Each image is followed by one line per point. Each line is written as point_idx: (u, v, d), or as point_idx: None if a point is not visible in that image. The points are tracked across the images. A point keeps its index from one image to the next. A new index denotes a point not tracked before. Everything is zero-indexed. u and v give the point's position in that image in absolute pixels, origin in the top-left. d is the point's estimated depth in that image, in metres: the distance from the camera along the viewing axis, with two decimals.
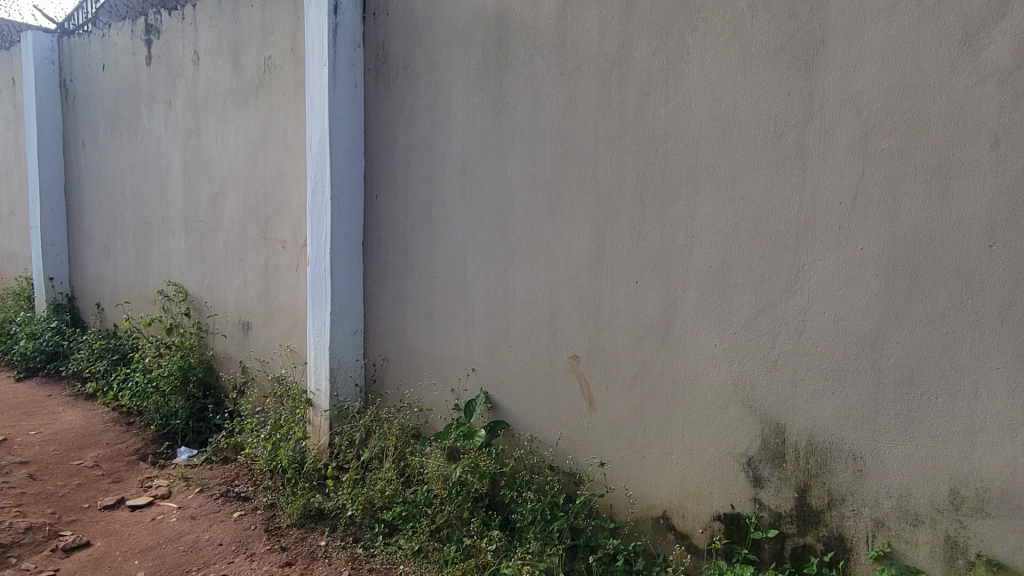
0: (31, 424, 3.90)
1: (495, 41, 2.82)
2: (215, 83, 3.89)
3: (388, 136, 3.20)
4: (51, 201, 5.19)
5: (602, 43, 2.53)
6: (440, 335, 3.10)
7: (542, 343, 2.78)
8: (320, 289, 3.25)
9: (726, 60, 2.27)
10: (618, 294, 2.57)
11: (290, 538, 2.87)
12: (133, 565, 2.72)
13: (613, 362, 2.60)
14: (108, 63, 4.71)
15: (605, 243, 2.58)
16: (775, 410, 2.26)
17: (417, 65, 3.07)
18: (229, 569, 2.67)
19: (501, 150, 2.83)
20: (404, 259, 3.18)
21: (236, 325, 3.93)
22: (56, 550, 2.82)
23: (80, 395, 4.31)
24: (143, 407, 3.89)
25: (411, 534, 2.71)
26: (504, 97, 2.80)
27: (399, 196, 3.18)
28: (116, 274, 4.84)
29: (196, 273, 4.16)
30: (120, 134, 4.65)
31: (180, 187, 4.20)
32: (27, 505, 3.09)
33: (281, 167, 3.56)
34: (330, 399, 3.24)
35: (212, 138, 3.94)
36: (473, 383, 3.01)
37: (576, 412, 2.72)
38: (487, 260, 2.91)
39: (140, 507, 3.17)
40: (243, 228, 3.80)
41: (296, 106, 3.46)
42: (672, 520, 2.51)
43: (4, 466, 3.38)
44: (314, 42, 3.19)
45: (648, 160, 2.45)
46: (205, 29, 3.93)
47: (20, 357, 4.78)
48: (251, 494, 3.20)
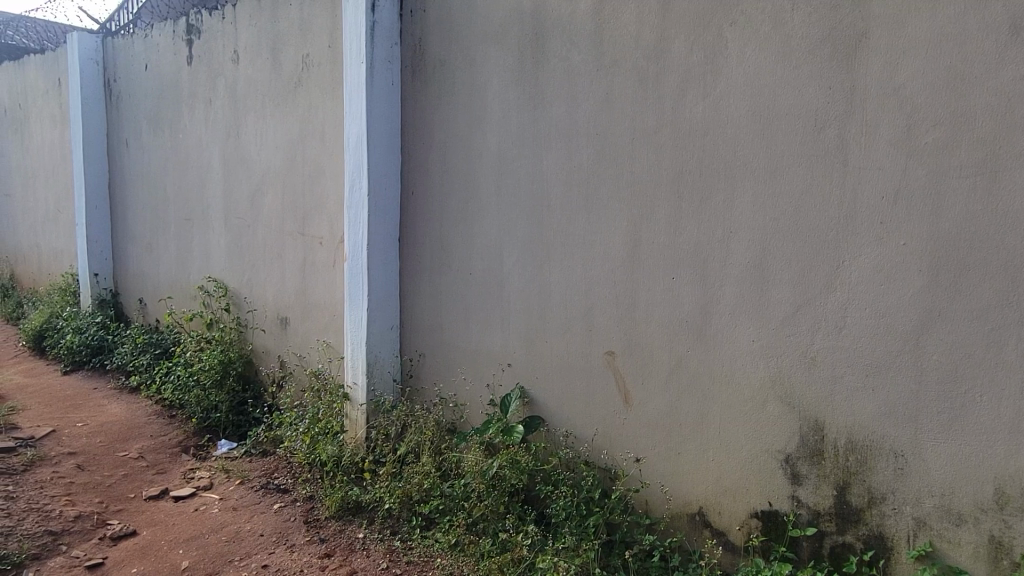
0: (78, 416, 4.02)
1: (532, 37, 2.83)
2: (254, 81, 3.96)
3: (424, 132, 3.23)
4: (96, 199, 5.31)
5: (639, 37, 2.53)
6: (475, 331, 3.13)
7: (577, 339, 2.80)
8: (357, 285, 3.30)
9: (766, 54, 2.25)
10: (653, 291, 2.57)
11: (329, 530, 2.92)
12: (178, 554, 2.79)
13: (650, 358, 2.60)
14: (150, 64, 4.80)
15: (641, 239, 2.58)
16: (815, 407, 2.24)
17: (454, 62, 3.09)
18: (271, 560, 2.73)
19: (537, 146, 2.84)
20: (440, 256, 3.21)
21: (275, 321, 3.99)
22: (104, 538, 2.91)
23: (124, 389, 4.42)
24: (185, 400, 3.97)
25: (448, 527, 2.75)
26: (540, 93, 2.81)
27: (435, 193, 3.21)
28: (158, 270, 4.94)
29: (236, 269, 4.23)
30: (162, 133, 4.75)
31: (220, 184, 4.28)
32: (76, 494, 3.19)
33: (319, 164, 3.60)
34: (367, 392, 3.28)
35: (251, 136, 4.01)
36: (509, 379, 3.03)
37: (611, 408, 2.73)
38: (523, 256, 2.93)
39: (183, 498, 3.25)
40: (281, 224, 3.86)
41: (334, 104, 3.50)
42: (708, 517, 2.51)
43: (53, 457, 3.49)
44: (352, 40, 3.22)
45: (685, 156, 2.45)
46: (245, 29, 4.00)
47: (66, 351, 4.92)
48: (290, 486, 3.26)
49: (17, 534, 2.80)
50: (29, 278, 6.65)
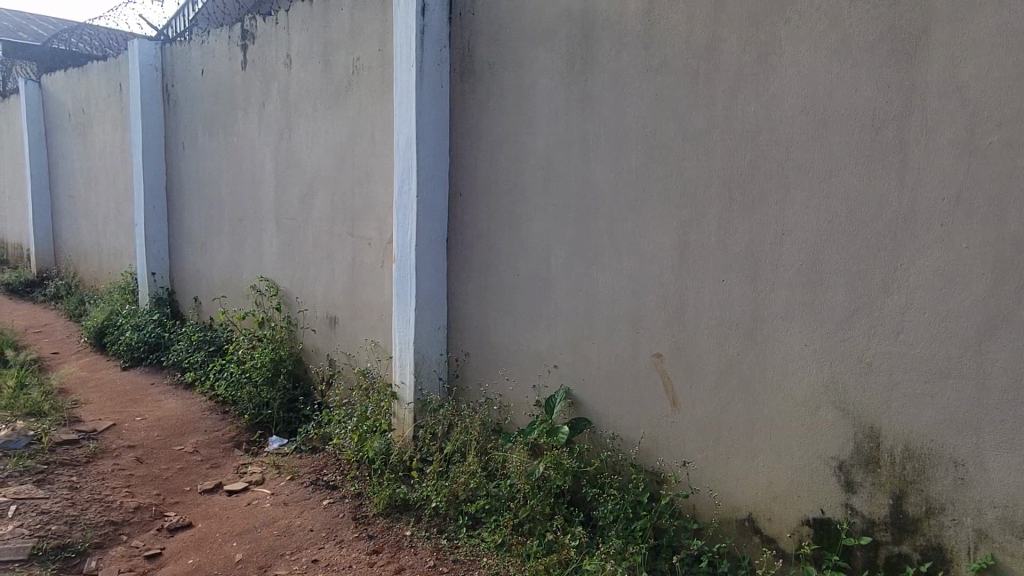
0: (137, 410, 4.16)
1: (581, 39, 2.82)
2: (306, 85, 4.04)
3: (472, 134, 3.25)
4: (154, 200, 5.48)
5: (690, 38, 2.50)
6: (522, 332, 3.13)
7: (624, 342, 2.78)
8: (405, 285, 3.34)
9: (822, 54, 2.21)
10: (703, 293, 2.54)
11: (377, 527, 2.96)
12: (232, 546, 2.87)
13: (698, 361, 2.57)
14: (207, 69, 4.94)
15: (690, 240, 2.56)
16: (870, 414, 2.19)
17: (502, 65, 3.10)
18: (320, 555, 2.78)
19: (586, 148, 2.83)
20: (487, 257, 3.23)
21: (324, 320, 4.06)
22: (162, 529, 3.00)
23: (180, 385, 4.55)
24: (237, 397, 4.07)
25: (495, 527, 2.76)
26: (589, 95, 2.81)
27: (482, 194, 3.23)
28: (212, 269, 5.07)
29: (287, 269, 4.32)
30: (217, 135, 4.88)
31: (273, 186, 4.38)
32: (135, 486, 3.30)
33: (369, 166, 3.66)
34: (414, 392, 3.32)
35: (303, 138, 4.09)
36: (555, 380, 3.04)
37: (659, 411, 2.70)
38: (570, 258, 2.92)
39: (237, 492, 3.33)
40: (332, 225, 3.93)
41: (384, 108, 3.55)
42: (759, 523, 2.47)
43: (114, 449, 3.62)
44: (402, 44, 3.26)
45: (737, 157, 2.42)
46: (298, 35, 4.08)
47: (126, 348, 5.10)
48: (339, 483, 3.32)
49: (81, 524, 2.91)
50: (91, 277, 6.90)
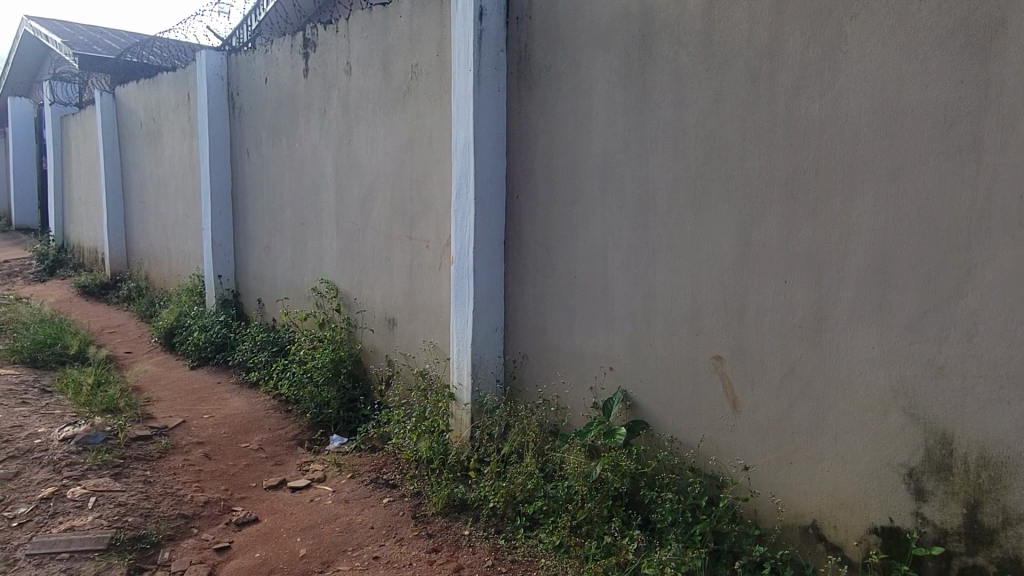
0: (205, 408, 4.31)
1: (638, 39, 2.81)
2: (366, 91, 4.12)
3: (529, 137, 3.26)
4: (220, 205, 5.67)
5: (752, 36, 2.47)
6: (579, 334, 3.13)
7: (683, 344, 2.75)
8: (463, 286, 3.37)
9: (890, 50, 2.15)
10: (764, 294, 2.50)
11: (436, 526, 3.00)
12: (297, 541, 2.94)
13: (760, 363, 2.53)
14: (270, 77, 5.08)
15: (751, 241, 2.52)
16: (942, 420, 2.12)
17: (559, 67, 3.11)
18: (381, 552, 2.84)
19: (644, 149, 2.82)
20: (544, 258, 3.24)
21: (383, 322, 4.13)
22: (230, 523, 3.10)
23: (245, 383, 4.70)
24: (300, 396, 4.18)
25: (552, 528, 2.77)
26: (647, 96, 2.79)
27: (539, 196, 3.24)
28: (275, 272, 5.21)
29: (347, 271, 4.41)
30: (280, 141, 5.02)
31: (333, 190, 4.48)
32: (204, 481, 3.42)
33: (427, 169, 3.71)
34: (472, 392, 3.35)
35: (363, 143, 4.18)
36: (612, 382, 3.02)
37: (719, 415, 2.67)
38: (628, 260, 2.91)
39: (300, 488, 3.42)
40: (391, 228, 4.00)
41: (442, 112, 3.60)
42: (823, 530, 2.41)
43: (184, 446, 3.76)
44: (460, 49, 3.30)
45: (800, 156, 2.37)
46: (358, 42, 4.16)
47: (194, 347, 5.29)
48: (399, 481, 3.37)
49: (155, 516, 3.03)
50: (161, 279, 7.18)
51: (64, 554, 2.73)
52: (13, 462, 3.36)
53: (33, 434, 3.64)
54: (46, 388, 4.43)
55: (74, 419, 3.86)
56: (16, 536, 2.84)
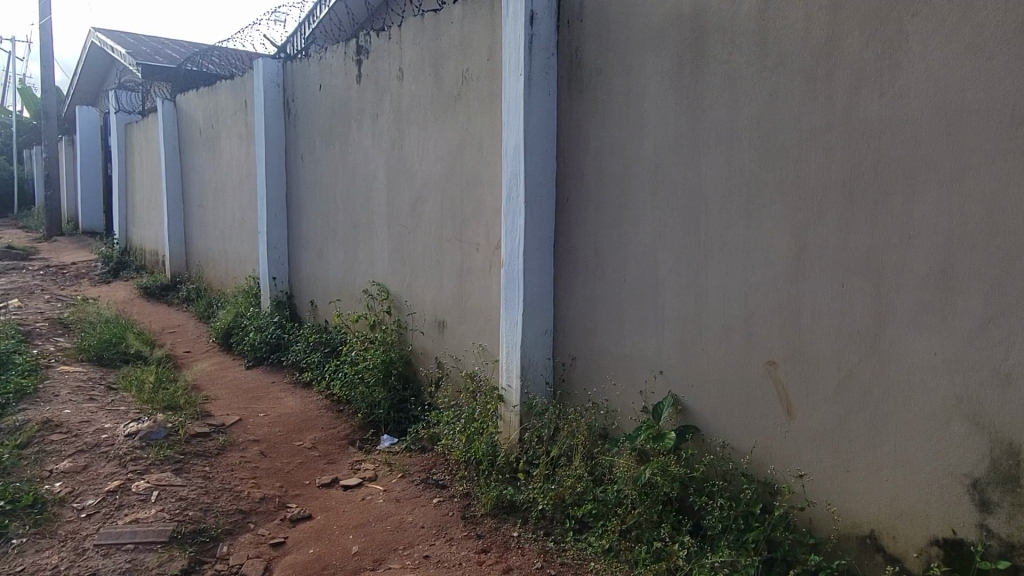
0: (261, 406, 4.43)
1: (691, 41, 2.79)
2: (417, 96, 4.18)
3: (579, 140, 3.27)
4: (276, 209, 5.81)
5: (808, 35, 2.43)
6: (629, 337, 3.12)
7: (736, 349, 2.72)
8: (513, 289, 3.39)
9: (953, 48, 2.10)
10: (820, 298, 2.45)
11: (485, 527, 3.03)
12: (349, 539, 3.00)
13: (815, 368, 2.49)
14: (324, 83, 5.19)
15: (807, 245, 2.48)
16: (1009, 430, 2.04)
17: (610, 70, 3.11)
18: (431, 551, 2.87)
19: (696, 152, 2.80)
20: (594, 261, 3.24)
21: (433, 324, 4.18)
22: (285, 519, 3.18)
23: (299, 383, 4.81)
24: (352, 396, 4.26)
25: (602, 532, 2.76)
26: (699, 98, 2.77)
27: (589, 199, 3.24)
28: (328, 274, 5.32)
29: (398, 274, 4.47)
30: (333, 146, 5.12)
31: (385, 194, 4.56)
32: (260, 478, 3.52)
33: (477, 173, 3.74)
34: (521, 395, 3.36)
35: (414, 148, 4.24)
36: (662, 386, 3.00)
37: (773, 421, 2.63)
38: (679, 264, 2.89)
39: (352, 487, 3.49)
40: (441, 231, 4.05)
41: (492, 116, 3.63)
42: (882, 541, 2.36)
43: (241, 443, 3.88)
44: (511, 53, 3.32)
45: (858, 157, 2.32)
46: (410, 48, 4.23)
47: (250, 348, 5.44)
48: (448, 482, 3.41)
49: (214, 511, 3.13)
50: (218, 281, 7.39)
51: (129, 545, 2.83)
52: (81, 456, 3.51)
53: (100, 429, 3.79)
54: (112, 385, 4.60)
55: (138, 415, 4.01)
56: (85, 527, 2.96)
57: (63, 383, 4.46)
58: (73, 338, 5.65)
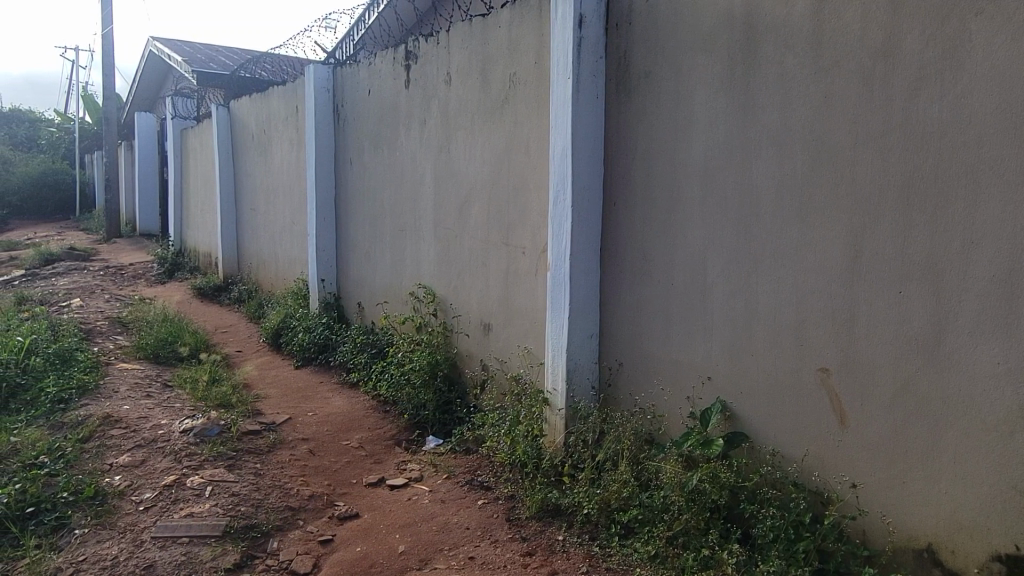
0: (310, 406, 4.51)
1: (743, 43, 2.76)
2: (465, 100, 4.21)
3: (627, 144, 3.25)
4: (325, 212, 5.91)
5: (864, 35, 2.38)
6: (677, 342, 3.09)
7: (787, 355, 2.67)
8: (559, 292, 3.39)
9: (1018, 47, 2.03)
10: (876, 303, 2.40)
11: (530, 529, 3.03)
12: (395, 538, 3.03)
13: (870, 376, 2.43)
14: (373, 88, 5.27)
15: (863, 250, 2.42)
16: None
17: (659, 73, 3.09)
18: (476, 553, 2.88)
19: (747, 155, 2.76)
20: (641, 265, 3.22)
21: (478, 326, 4.20)
22: (333, 517, 3.23)
23: (346, 383, 4.89)
24: (398, 397, 4.31)
25: (647, 538, 2.74)
26: (751, 101, 2.73)
27: (637, 203, 3.22)
28: (375, 276, 5.39)
29: (444, 277, 4.51)
30: (382, 150, 5.19)
31: (432, 197, 4.60)
32: (309, 476, 3.58)
33: (524, 177, 3.76)
34: (567, 398, 3.36)
35: (461, 151, 4.27)
36: (710, 392, 2.97)
37: (825, 429, 2.57)
38: (728, 268, 2.85)
39: (398, 487, 3.53)
40: (487, 234, 4.07)
41: (540, 120, 3.64)
42: (939, 555, 2.29)
43: (291, 441, 3.95)
44: (560, 56, 3.32)
45: (917, 160, 2.27)
46: (458, 53, 4.27)
47: (299, 348, 5.55)
48: (493, 484, 3.43)
49: (265, 507, 3.20)
50: (268, 282, 7.55)
51: (184, 538, 2.91)
52: (139, 451, 3.62)
53: (156, 425, 3.91)
54: (168, 382, 4.74)
55: (193, 412, 4.12)
56: (142, 520, 3.05)
57: (122, 380, 4.62)
58: (131, 336, 5.85)
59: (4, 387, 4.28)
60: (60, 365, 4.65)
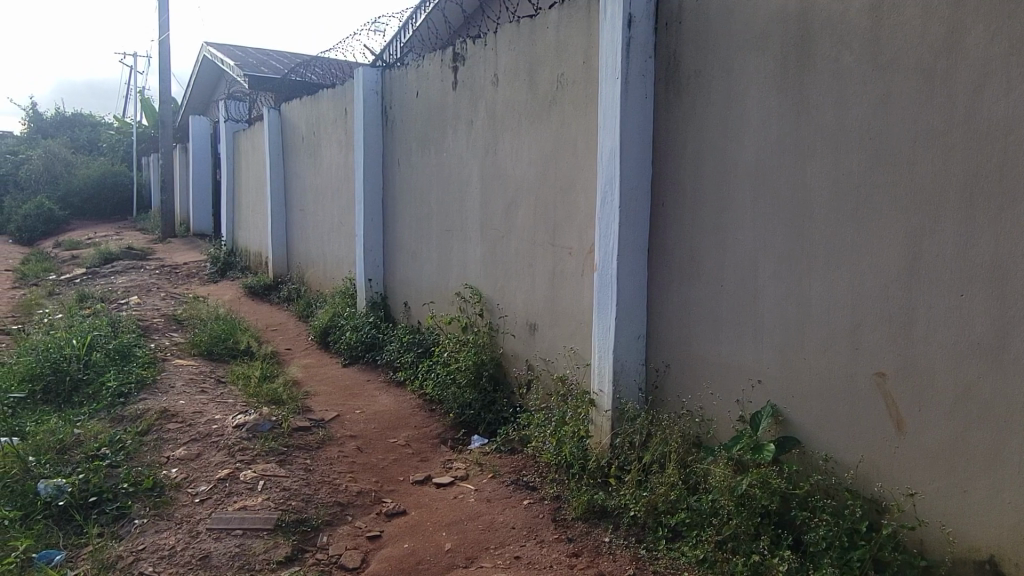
0: (357, 403, 4.58)
1: (797, 41, 2.71)
2: (512, 101, 4.23)
3: (676, 144, 3.22)
4: (373, 212, 5.99)
5: (925, 32, 2.32)
6: (726, 345, 3.05)
7: (841, 358, 2.61)
8: (606, 294, 3.38)
9: None
10: (936, 307, 2.33)
11: (576, 531, 3.03)
12: (442, 536, 3.06)
13: (929, 382, 2.36)
14: (421, 90, 5.33)
15: (922, 252, 2.36)
16: None
17: (710, 73, 3.06)
18: (523, 552, 2.89)
19: (801, 155, 2.71)
20: (690, 266, 3.18)
21: (524, 327, 4.21)
22: (381, 514, 3.28)
23: (393, 382, 4.95)
24: (444, 396, 4.35)
25: (695, 542, 2.71)
26: (805, 100, 2.69)
27: (686, 204, 3.19)
28: (422, 276, 5.45)
29: (490, 277, 4.54)
30: (429, 151, 5.24)
31: (478, 198, 4.63)
32: (357, 472, 3.64)
33: (572, 178, 3.75)
34: (613, 400, 3.34)
35: (508, 152, 4.29)
36: (761, 395, 2.92)
37: (881, 435, 2.51)
38: (781, 270, 2.80)
39: (444, 485, 3.56)
40: (534, 235, 4.08)
41: (587, 121, 3.63)
42: (1003, 567, 2.21)
43: (339, 438, 4.02)
44: (608, 57, 3.31)
45: (981, 160, 2.20)
46: (505, 54, 4.29)
47: (347, 346, 5.64)
48: (539, 484, 3.43)
49: (315, 502, 3.26)
50: (316, 282, 7.69)
51: (238, 531, 2.98)
52: (195, 445, 3.72)
53: (211, 420, 4.01)
54: (221, 378, 4.87)
55: (246, 408, 4.22)
56: (198, 511, 3.14)
57: (178, 375, 4.76)
58: (186, 333, 6.02)
59: (68, 381, 4.46)
60: (120, 360, 4.81)
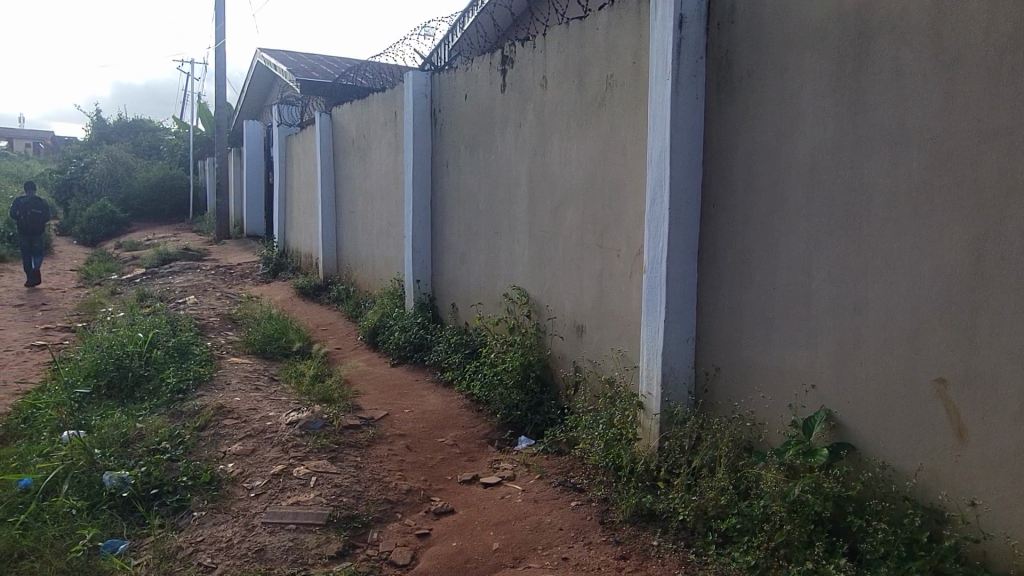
0: (406, 403, 4.64)
1: (854, 39, 2.66)
2: (561, 102, 4.24)
3: (728, 145, 3.19)
4: (421, 214, 6.07)
5: (990, 29, 2.25)
6: (778, 349, 3.01)
7: (899, 363, 2.55)
8: (655, 295, 3.35)
9: None
10: (1001, 312, 2.26)
11: (624, 534, 3.02)
12: (489, 535, 3.08)
13: (993, 389, 2.29)
14: (470, 93, 5.37)
15: (986, 255, 2.29)
16: None
17: (764, 73, 3.02)
18: (570, 553, 2.90)
19: (858, 155, 2.65)
20: (741, 268, 3.14)
21: (571, 328, 4.21)
22: (429, 512, 3.32)
23: (441, 382, 5.01)
24: (491, 397, 4.38)
25: (746, 548, 2.67)
26: (863, 99, 2.63)
27: (738, 205, 3.15)
28: (470, 278, 5.49)
29: (538, 279, 4.55)
30: (477, 153, 5.29)
31: (526, 199, 4.65)
32: (406, 471, 3.69)
33: (620, 180, 3.74)
34: (662, 402, 3.32)
35: (556, 154, 4.30)
36: (814, 401, 2.86)
37: (941, 443, 2.44)
38: (835, 272, 2.75)
39: (491, 485, 3.58)
40: (582, 236, 4.08)
41: (637, 122, 3.62)
42: None
43: (388, 436, 4.08)
44: (658, 57, 3.29)
45: None
46: (554, 56, 4.29)
47: (395, 346, 5.72)
48: (586, 486, 3.42)
49: (365, 499, 3.31)
50: (365, 283, 7.81)
51: (291, 525, 3.05)
52: (249, 441, 3.82)
53: (265, 417, 4.11)
54: (274, 376, 4.99)
55: (298, 406, 4.31)
56: (253, 505, 3.22)
57: (234, 373, 4.89)
58: (240, 331, 6.18)
59: (130, 377, 4.62)
60: (179, 357, 4.97)
